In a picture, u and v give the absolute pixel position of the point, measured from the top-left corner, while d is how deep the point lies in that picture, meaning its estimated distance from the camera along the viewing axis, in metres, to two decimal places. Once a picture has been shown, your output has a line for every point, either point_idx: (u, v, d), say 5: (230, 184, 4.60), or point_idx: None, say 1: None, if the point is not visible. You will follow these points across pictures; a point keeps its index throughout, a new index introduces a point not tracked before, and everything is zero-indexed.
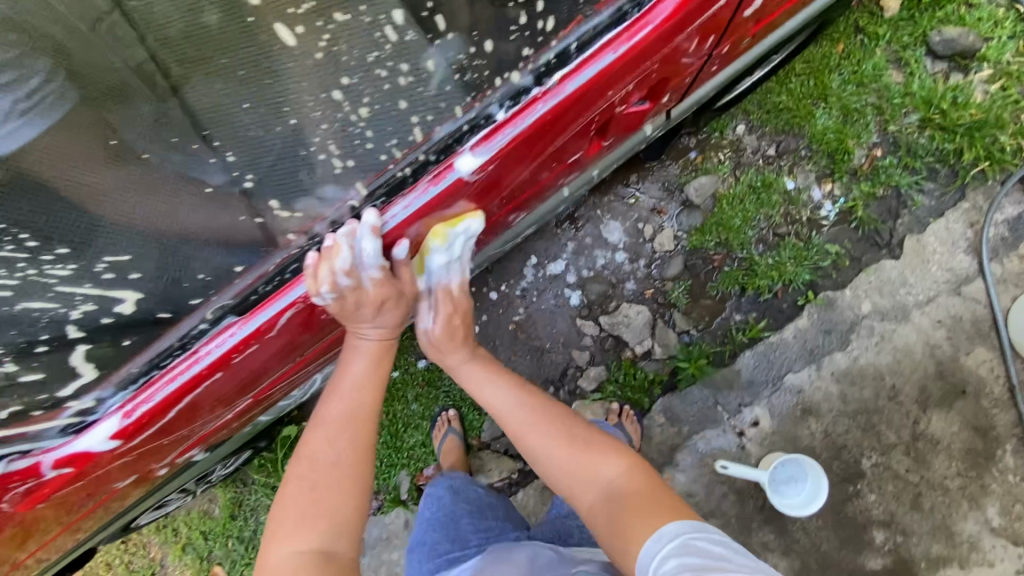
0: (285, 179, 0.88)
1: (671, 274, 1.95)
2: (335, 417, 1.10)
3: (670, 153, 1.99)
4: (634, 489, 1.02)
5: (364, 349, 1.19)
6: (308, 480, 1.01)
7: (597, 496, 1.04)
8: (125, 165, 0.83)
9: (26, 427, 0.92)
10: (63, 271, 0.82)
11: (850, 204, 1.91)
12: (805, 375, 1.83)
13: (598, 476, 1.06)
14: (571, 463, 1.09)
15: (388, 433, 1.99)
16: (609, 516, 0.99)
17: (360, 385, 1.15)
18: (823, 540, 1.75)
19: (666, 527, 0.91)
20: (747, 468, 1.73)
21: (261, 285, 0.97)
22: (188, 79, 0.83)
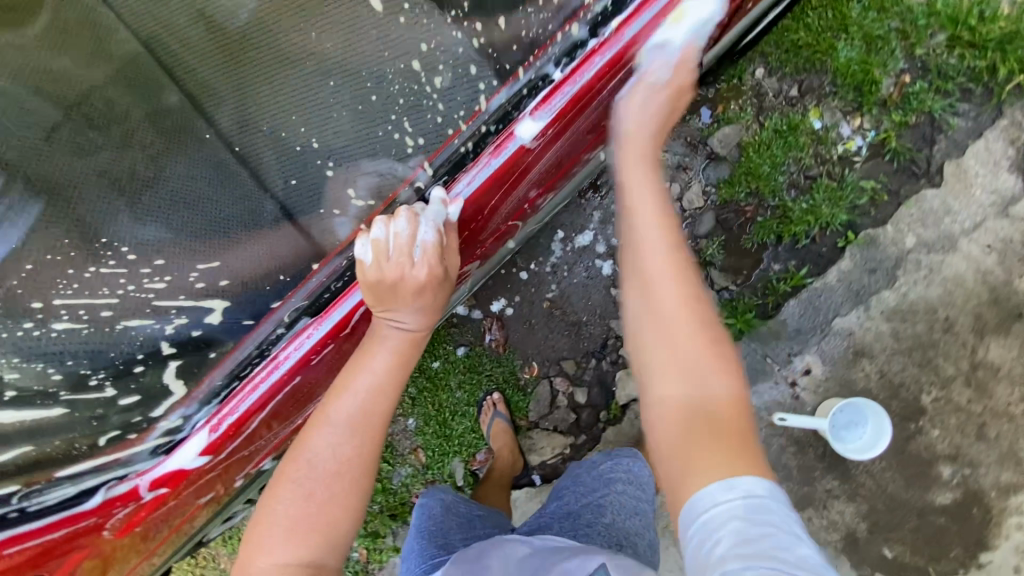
0: (359, 160, 1.02)
1: (704, 232, 1.91)
2: (343, 416, 0.93)
3: (689, 107, 1.93)
4: (730, 420, 0.77)
5: (394, 335, 1.02)
6: (301, 486, 0.89)
7: (669, 412, 0.79)
8: (219, 173, 1.00)
9: (122, 452, 0.97)
10: (159, 284, 0.95)
11: (882, 136, 1.85)
12: (853, 317, 1.79)
13: (698, 379, 0.79)
14: (676, 342, 0.81)
15: (436, 423, 1.99)
16: (687, 438, 0.76)
17: (382, 375, 0.97)
18: (889, 481, 1.72)
19: (742, 480, 0.70)
20: (805, 418, 1.71)
21: (332, 282, 1.02)
22: (286, 88, 1.04)
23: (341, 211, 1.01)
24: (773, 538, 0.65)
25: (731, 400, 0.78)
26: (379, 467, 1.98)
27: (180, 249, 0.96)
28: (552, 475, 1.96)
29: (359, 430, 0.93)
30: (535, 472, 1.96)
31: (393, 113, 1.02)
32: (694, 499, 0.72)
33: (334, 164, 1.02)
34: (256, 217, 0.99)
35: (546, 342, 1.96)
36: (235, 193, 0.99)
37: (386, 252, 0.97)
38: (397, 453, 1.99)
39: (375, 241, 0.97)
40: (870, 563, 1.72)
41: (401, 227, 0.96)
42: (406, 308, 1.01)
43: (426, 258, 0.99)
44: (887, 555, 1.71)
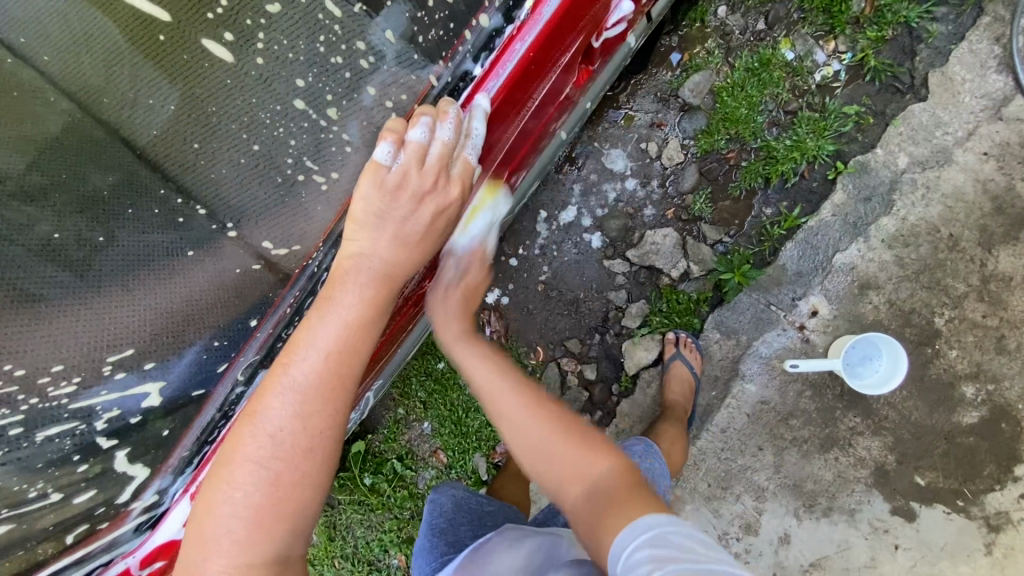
0: (262, 220, 0.92)
1: (688, 187, 1.85)
2: (306, 377, 0.83)
3: (653, 61, 1.88)
4: (622, 488, 0.85)
5: (367, 277, 0.88)
6: (262, 466, 0.81)
7: (579, 500, 0.87)
8: (146, 235, 0.87)
9: (101, 538, 0.97)
10: (68, 388, 0.85)
11: (859, 56, 1.76)
12: (854, 251, 1.73)
13: (578, 476, 0.89)
14: (553, 451, 0.93)
15: (451, 422, 1.97)
16: (592, 514, 0.83)
17: (347, 330, 0.86)
18: (913, 409, 1.69)
19: (643, 518, 0.77)
20: (818, 361, 1.67)
21: (282, 330, 0.98)
22: (155, 150, 0.88)
23: (262, 265, 0.95)
24: (680, 549, 0.71)
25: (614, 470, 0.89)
26: (403, 474, 1.99)
27: (128, 316, 0.86)
28: None
29: (326, 394, 0.84)
30: None
31: (288, 157, 0.90)
32: (612, 558, 0.77)
33: (235, 225, 0.92)
34: (194, 285, 0.90)
35: (546, 325, 1.93)
36: (167, 255, 0.88)
37: (420, 160, 0.88)
38: (419, 457, 1.99)
39: (409, 144, 0.88)
40: (903, 494, 1.70)
41: (447, 133, 0.90)
42: (380, 243, 0.89)
43: (462, 169, 0.94)
44: (919, 483, 1.69)
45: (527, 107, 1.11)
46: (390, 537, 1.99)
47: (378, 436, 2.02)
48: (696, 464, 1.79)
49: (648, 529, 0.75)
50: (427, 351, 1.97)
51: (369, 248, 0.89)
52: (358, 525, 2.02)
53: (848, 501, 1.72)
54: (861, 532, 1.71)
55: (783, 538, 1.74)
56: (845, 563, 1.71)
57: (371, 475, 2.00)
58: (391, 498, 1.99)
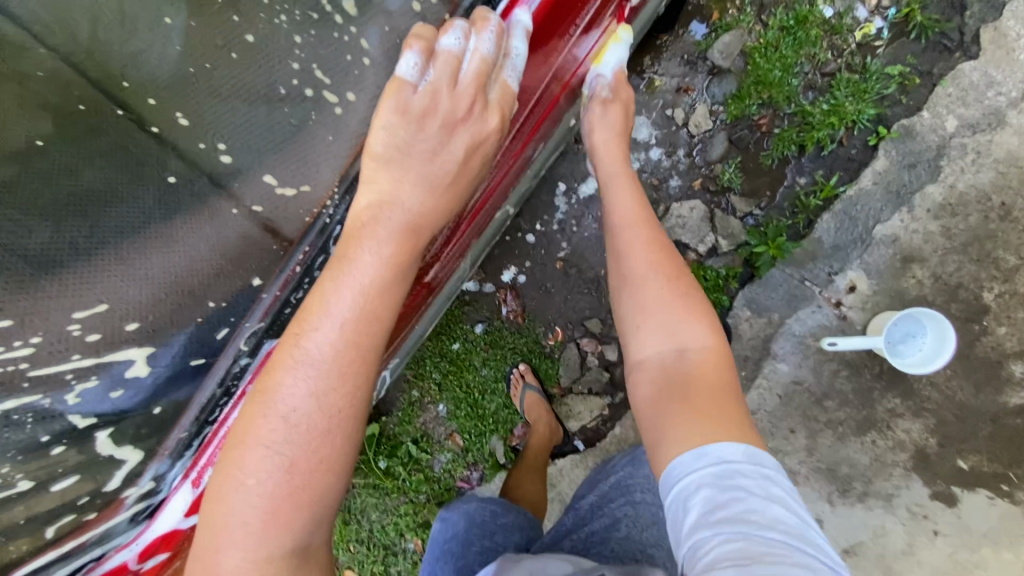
0: (256, 143, 0.83)
1: (717, 156, 1.75)
2: (322, 351, 0.76)
3: (680, 20, 1.75)
4: (705, 370, 0.90)
5: (386, 234, 0.79)
6: (276, 450, 0.75)
7: (655, 368, 0.93)
8: (142, 197, 0.79)
9: (95, 529, 0.92)
10: (25, 348, 0.76)
11: (904, 11, 1.65)
12: (896, 222, 1.62)
13: (671, 336, 0.94)
14: (655, 304, 0.98)
15: (466, 404, 1.91)
16: (670, 389, 0.88)
17: (364, 297, 0.78)
18: (957, 390, 1.60)
19: (714, 447, 0.79)
20: (856, 338, 1.57)
21: (291, 294, 0.90)
22: (127, 47, 0.80)
23: (263, 206, 0.85)
24: (743, 502, 0.73)
25: (702, 350, 0.92)
26: (418, 458, 1.93)
27: (117, 280, 0.78)
28: (595, 438, 1.84)
29: (344, 370, 0.76)
30: (577, 437, 1.86)
31: (293, 61, 0.83)
32: (669, 467, 0.82)
33: (227, 144, 0.82)
34: (190, 236, 0.82)
35: (565, 305, 1.84)
36: (159, 206, 0.80)
37: (451, 82, 0.79)
38: (434, 440, 1.93)
39: (443, 53, 0.79)
40: (944, 478, 1.61)
41: (485, 47, 0.81)
42: (404, 184, 0.80)
43: (499, 96, 0.85)
44: (963, 467, 1.60)
45: (561, 44, 1.05)
46: (405, 521, 1.94)
47: (392, 419, 1.95)
48: None
49: (713, 463, 0.78)
50: (442, 333, 1.89)
51: (392, 194, 0.80)
52: (373, 509, 1.97)
53: (885, 486, 1.63)
54: (899, 518, 1.63)
55: (815, 523, 1.66)
56: (881, 550, 1.63)
57: (385, 458, 1.94)
58: (407, 481, 1.93)
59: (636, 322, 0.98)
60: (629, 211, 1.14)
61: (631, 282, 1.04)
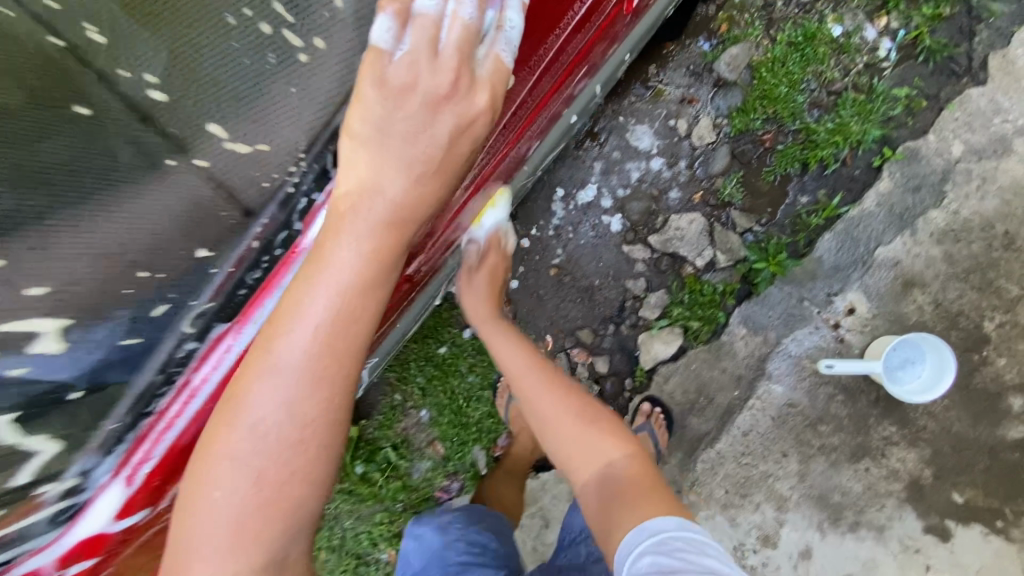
0: (214, 85, 0.70)
1: (719, 169, 1.72)
2: (294, 357, 0.69)
3: (687, 30, 1.73)
4: (629, 475, 1.02)
5: (368, 226, 0.72)
6: (243, 463, 0.69)
7: (591, 489, 1.05)
8: (57, 139, 0.65)
9: (5, 528, 0.67)
10: None
11: (913, 34, 1.64)
12: (898, 244, 1.59)
13: (591, 464, 1.06)
14: (571, 435, 1.08)
15: (450, 411, 1.84)
16: (603, 503, 1.01)
17: (343, 297, 0.71)
18: (954, 421, 1.55)
19: (650, 522, 0.92)
20: (855, 362, 1.52)
21: (247, 273, 0.78)
22: None
23: (207, 155, 0.72)
24: (681, 559, 0.85)
25: (625, 459, 1.05)
26: (397, 464, 1.85)
27: (64, 254, 0.65)
28: None
29: (319, 376, 0.70)
30: None
31: None
32: (618, 549, 0.93)
33: (151, 64, 0.68)
34: (118, 184, 0.67)
35: (557, 313, 1.79)
36: (79, 144, 0.66)
37: (429, 58, 0.71)
38: (415, 447, 1.86)
39: (418, 24, 0.71)
40: (938, 511, 1.56)
41: (467, 12, 0.73)
42: (387, 169, 0.72)
43: (491, 72, 0.77)
44: (957, 501, 1.55)
45: (563, 23, 1.00)
46: (380, 530, 1.86)
47: (372, 423, 1.87)
48: (713, 469, 1.65)
49: (652, 534, 0.90)
50: (428, 335, 1.83)
51: (375, 180, 0.72)
52: (347, 516, 1.88)
53: (878, 516, 1.58)
54: (890, 550, 1.57)
55: (804, 552, 1.60)
56: None
57: (363, 463, 1.86)
58: (384, 488, 1.85)
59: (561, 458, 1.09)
60: (518, 359, 1.22)
61: (545, 432, 1.12)
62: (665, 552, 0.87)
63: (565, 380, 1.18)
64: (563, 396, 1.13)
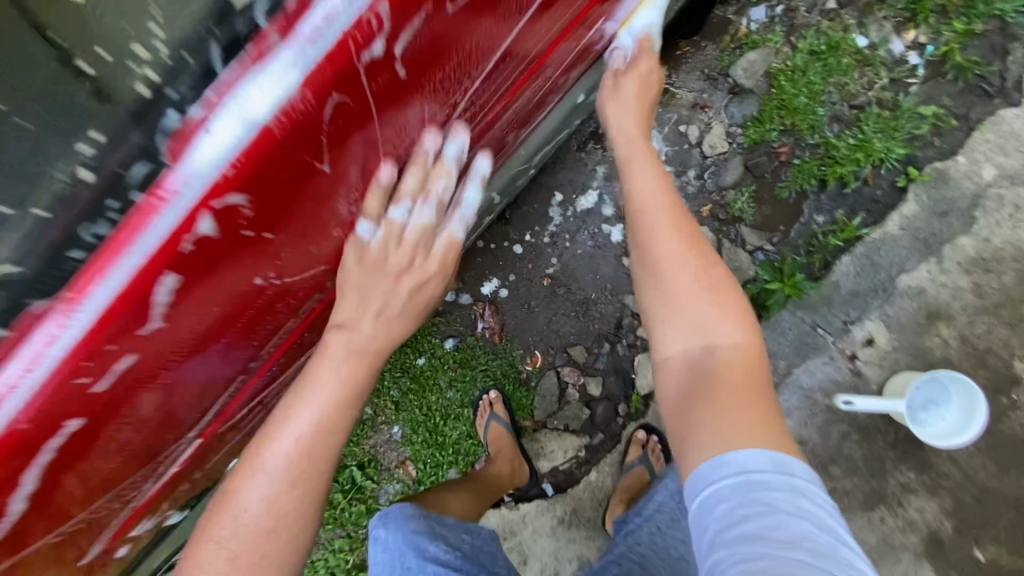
0: None
1: (730, 181, 1.59)
2: (279, 461, 0.81)
3: (703, 32, 1.62)
4: (739, 369, 0.80)
5: (343, 356, 0.88)
6: (227, 545, 0.80)
7: (678, 367, 0.84)
8: None
9: None
10: None
11: (943, 49, 1.54)
12: (923, 272, 1.46)
13: (694, 335, 0.84)
14: (684, 292, 0.86)
15: (425, 429, 1.66)
16: (697, 387, 0.81)
17: (324, 412, 0.83)
18: (978, 469, 1.41)
19: (732, 456, 0.72)
20: (878, 400, 1.35)
21: (85, 232, 0.60)
22: None
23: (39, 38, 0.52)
24: (765, 517, 0.67)
25: (739, 348, 0.82)
26: (362, 486, 1.67)
27: None
28: (566, 484, 1.62)
29: (299, 476, 0.81)
30: (546, 480, 1.63)
31: None
32: (689, 478, 0.76)
33: None
34: None
35: (549, 328, 1.64)
36: None
37: (396, 241, 0.89)
38: (383, 467, 1.68)
39: (391, 223, 0.87)
40: (959, 570, 1.40)
41: (426, 214, 0.89)
42: (363, 319, 0.90)
43: (444, 247, 0.96)
44: (980, 558, 1.40)
45: None
46: (338, 559, 1.67)
47: None
48: None
49: (736, 472, 0.71)
50: (406, 344, 1.66)
51: (353, 322, 0.89)
52: None
53: (892, 572, 1.42)
54: None
55: None
56: None
57: None
58: (346, 512, 1.67)
59: (660, 319, 0.88)
60: (650, 200, 0.98)
61: (651, 271, 0.91)
62: (747, 503, 0.68)
63: (703, 244, 0.92)
64: (692, 251, 0.90)
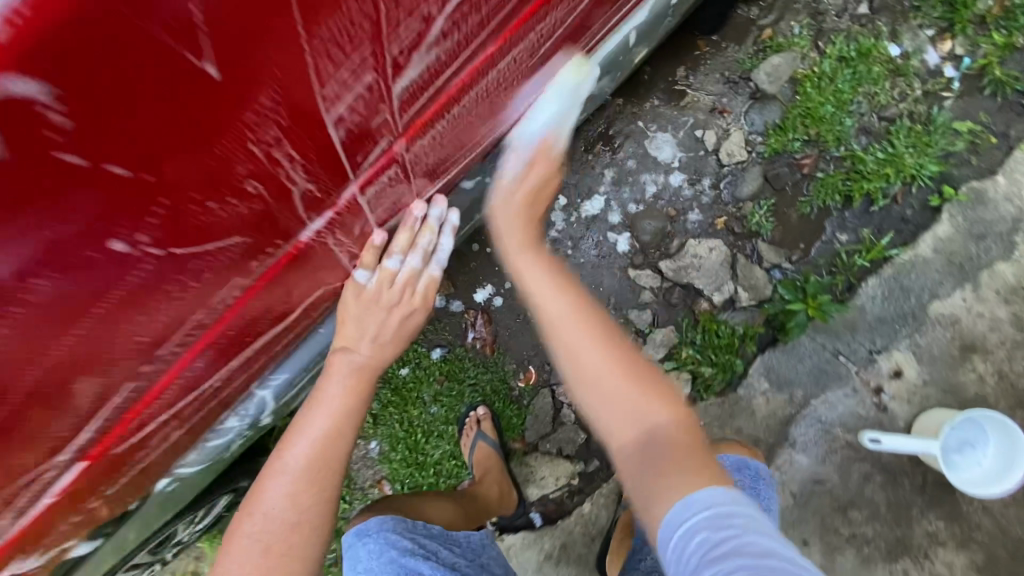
0: None
1: (748, 193, 1.47)
2: (299, 458, 0.83)
3: (724, 33, 1.51)
4: (680, 445, 0.74)
5: (347, 370, 0.90)
6: (252, 540, 0.78)
7: (630, 459, 0.75)
8: None
9: None
10: None
11: (981, 62, 1.43)
12: (957, 300, 1.35)
13: (633, 424, 0.77)
14: (609, 386, 0.79)
15: (404, 447, 1.52)
16: (645, 474, 0.73)
17: (342, 410, 0.88)
18: (1012, 519, 1.28)
19: (697, 493, 0.67)
20: (903, 440, 1.23)
21: None
22: None
23: None
24: (739, 538, 0.61)
25: (673, 423, 0.77)
26: None
27: None
28: (557, 516, 1.47)
29: (321, 469, 0.82)
30: (534, 509, 1.48)
31: None
32: (661, 537, 0.68)
33: None
34: None
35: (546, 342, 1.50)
36: None
37: (390, 282, 0.94)
38: (356, 487, 1.52)
39: (384, 270, 0.93)
40: None
41: (414, 260, 0.95)
42: (362, 341, 0.92)
43: (426, 288, 0.98)
44: None
45: None
46: None
47: None
48: None
49: (704, 507, 0.66)
50: None
51: (353, 343, 0.92)
52: None
53: None
54: None
55: None
56: None
57: None
58: None
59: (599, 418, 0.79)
60: (557, 295, 0.87)
61: (578, 372, 0.81)
62: (719, 529, 0.63)
63: (609, 325, 0.86)
64: (602, 337, 0.83)
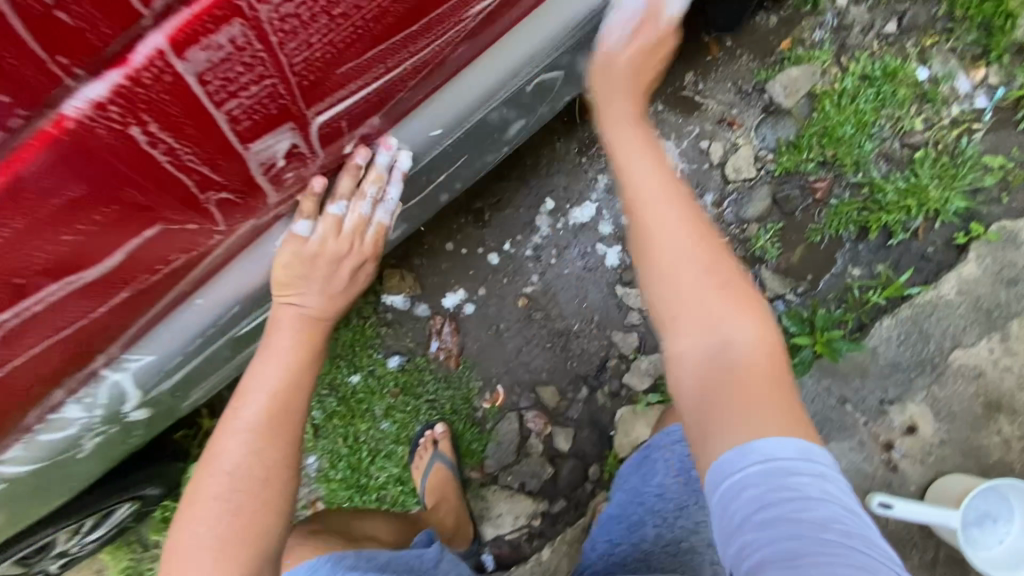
0: None
1: (754, 214, 1.32)
2: (254, 410, 0.72)
3: (739, 40, 1.39)
4: (761, 370, 0.58)
5: (290, 322, 0.80)
6: (217, 500, 0.66)
7: (689, 371, 0.61)
8: None
9: None
10: None
11: (1016, 94, 1.31)
12: (982, 350, 1.20)
13: (709, 331, 0.61)
14: (686, 291, 0.62)
15: (346, 465, 1.33)
16: (711, 391, 0.58)
17: (294, 358, 0.78)
18: None
19: (761, 442, 0.53)
20: (923, 508, 1.04)
21: None
22: None
23: None
24: (790, 503, 0.50)
25: (755, 348, 0.60)
26: None
27: None
28: (512, 560, 1.29)
29: (280, 419, 0.72)
30: (487, 550, 1.30)
31: None
32: (711, 470, 0.56)
33: None
34: None
35: (518, 359, 1.34)
36: None
37: (337, 230, 0.80)
38: None
39: (328, 219, 0.79)
40: None
41: (365, 208, 0.82)
42: (312, 289, 0.81)
43: (375, 235, 0.87)
44: None
45: None
46: None
47: None
48: None
49: (763, 458, 0.53)
50: (339, 356, 1.34)
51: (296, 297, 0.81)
52: None
53: None
54: None
55: None
56: None
57: None
58: None
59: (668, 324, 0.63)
60: (639, 185, 0.69)
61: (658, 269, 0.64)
62: (772, 493, 0.51)
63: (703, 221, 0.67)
64: (691, 232, 0.65)
